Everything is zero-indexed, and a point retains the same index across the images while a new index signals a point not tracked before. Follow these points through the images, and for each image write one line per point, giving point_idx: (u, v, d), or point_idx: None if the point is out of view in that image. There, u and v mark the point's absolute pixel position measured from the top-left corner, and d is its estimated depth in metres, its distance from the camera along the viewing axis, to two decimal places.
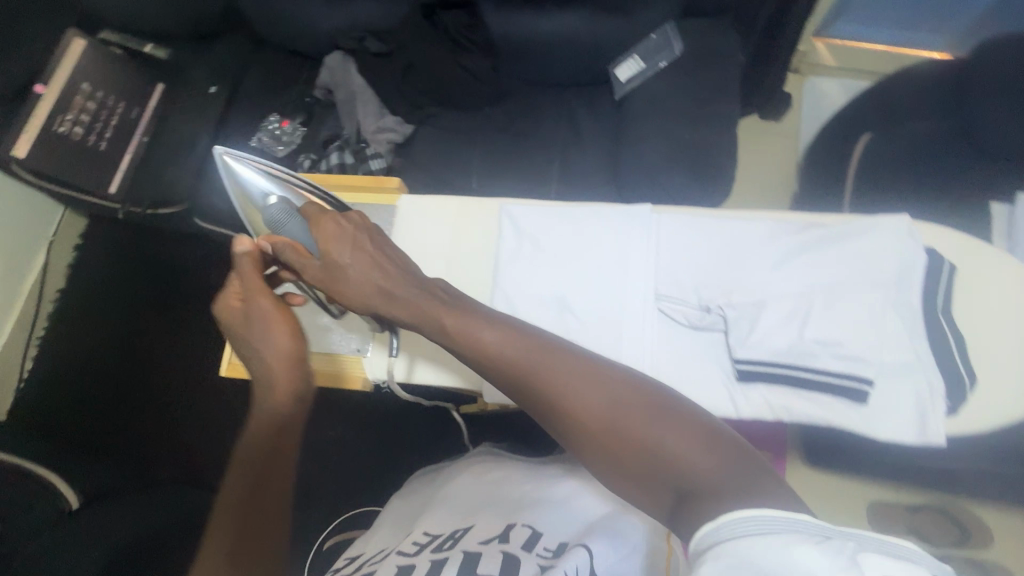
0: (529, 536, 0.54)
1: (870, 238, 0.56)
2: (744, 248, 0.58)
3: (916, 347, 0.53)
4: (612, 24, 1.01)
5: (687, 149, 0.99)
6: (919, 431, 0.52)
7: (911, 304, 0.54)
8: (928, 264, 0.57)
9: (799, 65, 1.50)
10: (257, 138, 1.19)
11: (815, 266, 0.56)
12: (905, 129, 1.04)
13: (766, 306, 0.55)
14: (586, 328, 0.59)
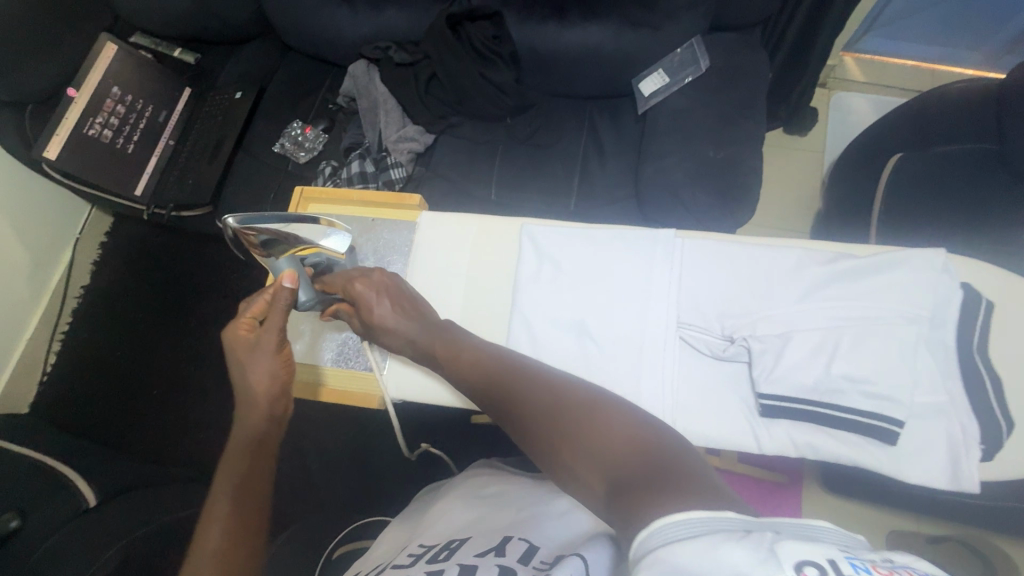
0: (526, 549, 0.54)
1: (904, 271, 0.54)
2: (771, 277, 0.57)
3: (948, 388, 0.52)
4: (638, 38, 1.00)
5: (711, 165, 0.98)
6: (951, 475, 0.51)
7: (944, 344, 0.53)
8: (964, 299, 0.55)
9: (827, 79, 1.47)
10: (279, 144, 1.23)
11: (844, 299, 0.54)
12: (937, 150, 1.01)
13: (792, 340, 0.53)
14: (606, 354, 0.58)
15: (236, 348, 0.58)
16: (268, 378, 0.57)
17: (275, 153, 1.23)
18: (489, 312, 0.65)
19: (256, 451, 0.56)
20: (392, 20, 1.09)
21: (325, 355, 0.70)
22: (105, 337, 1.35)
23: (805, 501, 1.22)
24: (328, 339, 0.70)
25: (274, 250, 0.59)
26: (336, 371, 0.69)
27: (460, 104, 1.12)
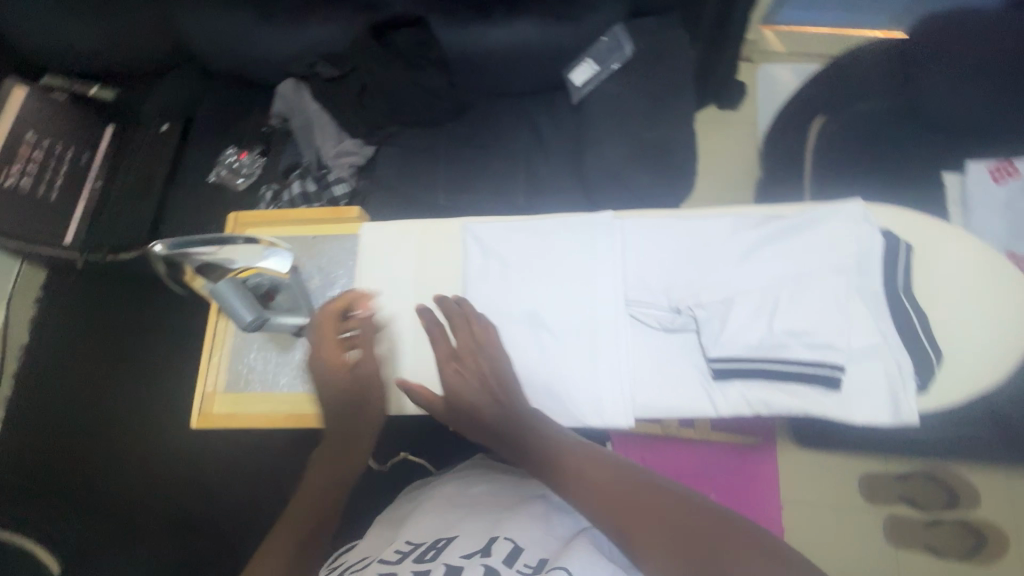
0: (511, 550, 0.53)
1: (824, 225, 0.58)
2: (708, 245, 0.59)
3: (881, 330, 0.55)
4: (561, 30, 1.01)
5: (647, 148, 1.02)
6: (893, 411, 0.53)
7: (872, 288, 0.56)
8: (887, 243, 0.58)
9: (751, 53, 1.53)
10: (216, 173, 1.19)
11: (777, 259, 0.57)
12: (854, 109, 1.07)
13: (733, 303, 0.56)
14: (559, 341, 0.60)
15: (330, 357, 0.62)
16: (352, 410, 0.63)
17: (214, 183, 1.20)
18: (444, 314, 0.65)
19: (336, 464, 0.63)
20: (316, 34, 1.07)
21: (280, 379, 0.67)
22: None
23: (780, 458, 1.27)
24: (280, 364, 0.67)
25: (209, 273, 0.63)
26: (290, 395, 0.66)
27: (396, 113, 1.11)
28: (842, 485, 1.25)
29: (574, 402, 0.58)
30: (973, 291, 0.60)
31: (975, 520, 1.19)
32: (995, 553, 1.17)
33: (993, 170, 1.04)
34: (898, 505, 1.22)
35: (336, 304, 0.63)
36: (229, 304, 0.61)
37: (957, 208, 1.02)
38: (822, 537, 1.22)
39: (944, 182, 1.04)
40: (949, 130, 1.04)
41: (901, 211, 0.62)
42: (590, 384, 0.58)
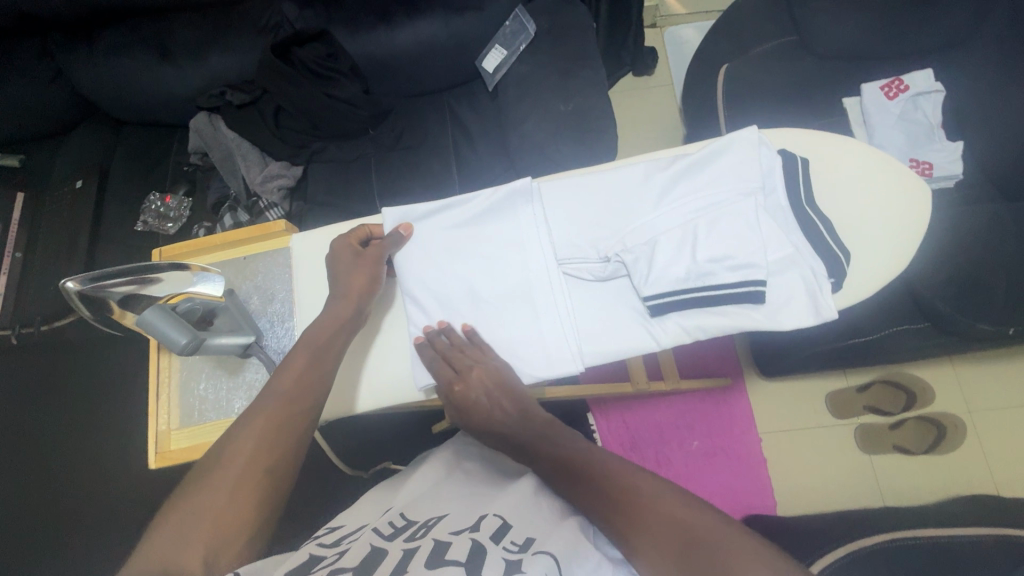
0: (499, 527, 0.52)
1: (727, 154, 0.62)
2: (625, 195, 0.65)
3: (792, 242, 0.61)
4: (464, 21, 1.03)
5: (567, 117, 1.03)
6: (814, 311, 0.59)
7: (779, 204, 0.62)
8: (785, 162, 0.63)
9: (656, 19, 1.59)
10: (144, 221, 1.16)
11: (688, 196, 0.63)
12: (754, 52, 1.13)
13: (657, 244, 0.62)
14: (502, 308, 0.65)
15: (336, 257, 0.66)
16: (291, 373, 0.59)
17: (145, 232, 1.17)
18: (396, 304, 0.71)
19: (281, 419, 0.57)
20: (221, 63, 1.05)
21: (234, 404, 0.72)
22: (14, 481, 1.21)
23: (750, 392, 1.34)
24: (232, 389, 0.72)
25: (134, 304, 0.65)
26: None
27: (316, 128, 1.11)
28: (812, 405, 1.31)
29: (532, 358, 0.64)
30: (874, 195, 0.65)
31: (934, 413, 1.27)
32: (956, 442, 1.25)
33: (883, 87, 1.08)
34: (864, 415, 1.29)
35: (359, 230, 0.68)
36: (164, 337, 0.61)
37: (859, 128, 1.10)
38: (803, 459, 1.28)
39: (846, 106, 1.11)
40: (842, 55, 1.11)
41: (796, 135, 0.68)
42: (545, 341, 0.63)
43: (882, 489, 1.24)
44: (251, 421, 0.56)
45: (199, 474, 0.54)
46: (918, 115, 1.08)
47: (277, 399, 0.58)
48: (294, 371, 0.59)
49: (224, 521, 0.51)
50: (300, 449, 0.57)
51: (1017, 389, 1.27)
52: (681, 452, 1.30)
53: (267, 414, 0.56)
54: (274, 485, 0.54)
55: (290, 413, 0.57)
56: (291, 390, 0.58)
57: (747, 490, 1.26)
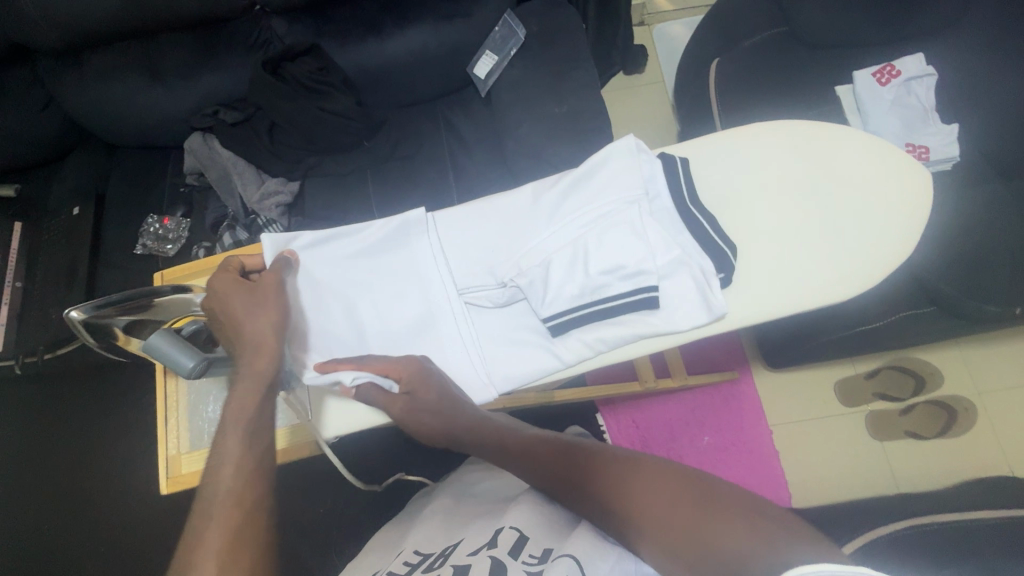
0: (517, 540, 0.57)
1: (604, 167, 0.62)
2: (513, 219, 0.65)
3: (680, 243, 0.59)
4: (454, 28, 1.04)
5: (560, 120, 1.03)
6: (709, 309, 0.57)
7: (665, 207, 0.61)
8: (666, 167, 0.62)
9: (643, 17, 1.59)
10: (143, 244, 1.15)
11: (570, 212, 0.63)
12: (745, 45, 1.13)
13: (547, 263, 0.62)
14: (419, 337, 0.67)
15: (221, 290, 0.60)
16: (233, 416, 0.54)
17: (144, 255, 1.16)
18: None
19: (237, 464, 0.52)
20: (215, 83, 1.06)
21: None
22: (24, 513, 1.21)
23: (758, 385, 1.33)
24: None
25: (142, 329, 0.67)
26: None
27: (309, 143, 1.10)
28: (821, 395, 1.31)
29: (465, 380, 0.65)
30: (849, 176, 0.62)
31: (944, 396, 1.27)
32: (968, 424, 1.25)
33: (875, 74, 1.08)
34: (874, 402, 1.29)
35: (232, 263, 0.64)
36: (171, 360, 0.60)
37: (854, 115, 1.10)
38: (815, 450, 1.27)
39: (838, 94, 1.12)
40: (833, 44, 1.11)
41: (734, 130, 0.64)
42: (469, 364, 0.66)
43: (896, 475, 1.23)
44: (219, 495, 0.49)
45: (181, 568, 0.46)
46: (912, 99, 1.08)
47: (235, 470, 0.51)
48: (236, 438, 0.53)
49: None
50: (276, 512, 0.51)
51: None
52: (692, 449, 1.29)
53: (231, 486, 0.50)
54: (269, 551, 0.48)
55: (256, 475, 0.51)
56: (243, 453, 0.52)
57: (760, 484, 1.25)
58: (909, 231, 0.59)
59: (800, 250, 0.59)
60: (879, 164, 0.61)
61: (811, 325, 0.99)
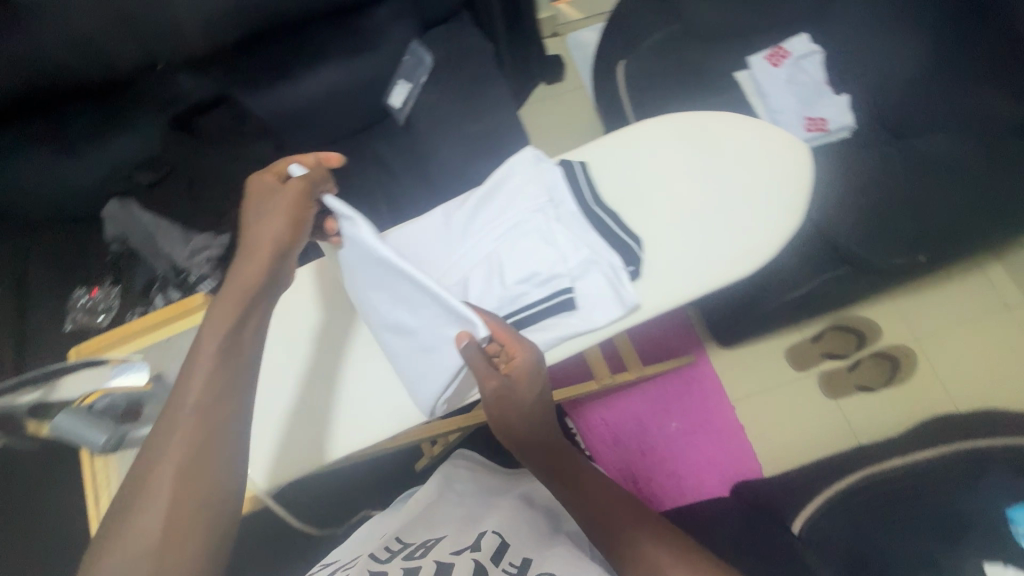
0: (497, 546, 0.59)
1: (509, 177, 0.65)
2: (431, 240, 0.67)
3: (587, 242, 0.62)
4: (363, 60, 1.10)
5: (478, 138, 1.07)
6: (620, 301, 0.60)
7: (568, 209, 0.64)
8: (564, 171, 0.66)
9: (555, 29, 1.65)
10: (72, 320, 1.11)
11: (484, 226, 0.65)
12: (645, 44, 1.19)
13: (468, 280, 0.64)
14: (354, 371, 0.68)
15: (254, 194, 0.63)
16: (207, 360, 0.52)
17: (75, 331, 1.11)
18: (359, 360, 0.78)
19: (203, 414, 0.50)
20: (128, 145, 1.05)
21: None
22: None
23: (715, 363, 1.37)
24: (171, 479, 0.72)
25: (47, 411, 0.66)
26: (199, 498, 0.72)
27: (232, 192, 1.07)
28: (773, 363, 1.36)
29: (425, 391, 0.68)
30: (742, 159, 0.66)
31: (885, 348, 1.33)
32: (911, 369, 1.31)
33: (769, 57, 1.17)
34: (825, 362, 1.34)
35: (281, 163, 0.66)
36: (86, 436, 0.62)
37: (755, 97, 1.17)
38: (776, 417, 1.32)
39: (738, 82, 1.18)
40: (725, 33, 1.17)
41: (629, 131, 0.69)
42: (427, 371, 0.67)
43: (854, 428, 1.28)
44: (166, 465, 0.47)
45: (123, 509, 0.46)
46: (803, 76, 1.17)
47: (191, 408, 0.50)
48: (206, 366, 0.52)
49: (167, 550, 0.45)
50: (227, 460, 0.50)
51: (956, 309, 1.35)
52: (661, 437, 1.32)
53: (187, 424, 0.49)
54: (212, 505, 0.48)
55: (209, 416, 0.50)
56: (210, 387, 0.51)
57: (730, 460, 1.29)
58: (800, 202, 0.63)
59: (697, 234, 0.63)
60: (769, 155, 0.66)
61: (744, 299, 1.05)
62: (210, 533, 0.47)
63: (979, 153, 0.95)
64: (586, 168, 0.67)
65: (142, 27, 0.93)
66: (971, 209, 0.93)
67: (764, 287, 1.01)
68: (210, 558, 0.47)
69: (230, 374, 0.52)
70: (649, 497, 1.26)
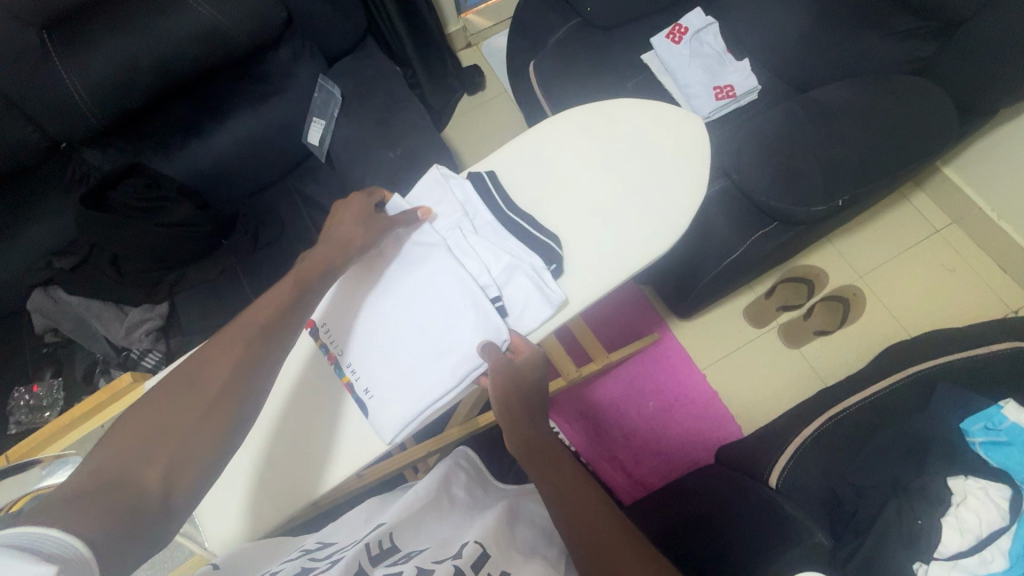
0: (478, 555, 0.54)
1: (429, 201, 0.71)
2: (368, 271, 0.69)
3: (509, 249, 0.66)
4: (273, 105, 1.11)
5: (399, 161, 1.05)
6: (547, 300, 0.64)
7: (486, 220, 0.69)
8: (473, 184, 0.70)
9: (468, 39, 1.65)
10: (16, 422, 1.04)
11: (417, 251, 0.68)
12: (551, 43, 1.20)
13: (410, 303, 0.66)
14: (305, 411, 0.67)
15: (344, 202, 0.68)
16: (269, 301, 0.57)
17: (21, 432, 1.05)
18: (312, 392, 0.67)
19: (259, 333, 0.54)
20: (40, 234, 1.00)
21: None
22: None
23: (679, 335, 1.40)
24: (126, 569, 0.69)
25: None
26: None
27: (164, 261, 1.05)
28: (733, 326, 1.39)
29: (397, 407, 0.62)
30: (646, 145, 0.72)
31: (831, 292, 1.38)
32: (860, 306, 1.36)
33: (669, 35, 1.20)
34: (781, 316, 1.38)
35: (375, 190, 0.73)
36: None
37: (664, 76, 1.21)
38: (745, 376, 1.35)
39: (646, 63, 1.22)
40: (625, 18, 1.20)
41: (541, 128, 0.74)
42: (409, 382, 0.63)
43: (818, 371, 1.32)
44: (215, 364, 0.50)
45: (164, 393, 0.47)
46: (706, 49, 1.21)
47: (255, 325, 0.54)
48: (278, 298, 0.58)
49: (189, 442, 0.45)
50: (266, 381, 0.52)
51: (890, 241, 1.41)
52: (641, 419, 1.33)
53: (244, 337, 0.53)
54: (241, 419, 0.49)
55: (267, 336, 0.54)
56: (274, 318, 0.56)
57: (709, 426, 1.31)
58: (699, 180, 0.69)
59: (613, 219, 0.68)
60: (659, 144, 0.72)
61: (686, 268, 1.10)
62: (227, 443, 0.47)
63: (870, 93, 0.99)
64: (496, 178, 0.71)
65: (32, 109, 0.92)
66: (875, 146, 0.95)
67: (699, 255, 1.06)
68: (216, 463, 0.46)
69: (289, 316, 0.57)
70: (637, 480, 1.29)
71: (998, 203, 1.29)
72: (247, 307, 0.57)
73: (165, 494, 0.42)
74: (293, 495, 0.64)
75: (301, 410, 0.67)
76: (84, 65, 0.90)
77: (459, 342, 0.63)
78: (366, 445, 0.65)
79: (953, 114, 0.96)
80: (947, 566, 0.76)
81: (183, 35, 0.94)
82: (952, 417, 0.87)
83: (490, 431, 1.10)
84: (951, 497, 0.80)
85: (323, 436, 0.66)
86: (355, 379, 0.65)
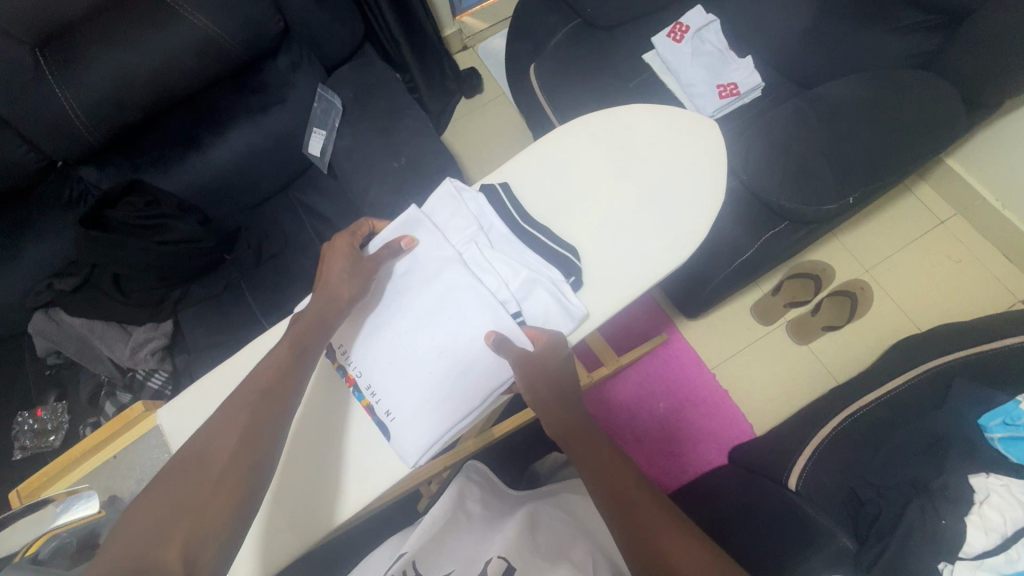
0: (503, 567, 0.55)
1: (441, 216, 0.70)
2: (382, 290, 0.67)
3: (525, 262, 0.65)
4: (273, 117, 1.10)
5: (401, 169, 1.04)
6: (568, 313, 0.63)
7: (501, 233, 0.68)
8: (486, 196, 0.69)
9: (464, 42, 1.63)
10: (19, 449, 1.02)
11: (432, 267, 0.66)
12: (551, 45, 1.18)
13: (428, 321, 0.65)
14: (326, 428, 0.65)
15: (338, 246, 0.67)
16: (273, 357, 0.57)
17: (25, 459, 1.02)
18: (328, 413, 0.66)
19: (266, 392, 0.54)
20: (40, 255, 0.98)
21: None
22: None
23: (688, 335, 1.39)
24: None
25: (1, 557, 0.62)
26: None
27: (165, 278, 1.02)
28: (742, 325, 1.38)
29: (420, 428, 0.61)
30: (660, 150, 0.71)
31: (840, 287, 1.37)
32: (869, 300, 1.34)
33: (670, 34, 1.19)
34: (789, 312, 1.37)
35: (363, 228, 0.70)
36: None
37: (666, 74, 1.20)
38: (755, 374, 1.34)
39: (647, 63, 1.21)
40: (625, 19, 1.19)
41: (551, 137, 0.73)
42: (431, 403, 0.62)
43: (829, 368, 1.32)
44: (219, 431, 0.50)
45: (178, 470, 0.48)
46: (707, 46, 1.20)
47: (257, 392, 0.54)
48: (278, 361, 0.57)
49: (203, 519, 0.44)
50: (277, 442, 0.52)
51: (895, 235, 1.41)
52: (652, 422, 1.33)
53: (254, 397, 0.53)
54: (256, 482, 0.48)
55: (269, 400, 0.53)
56: (276, 381, 0.55)
57: (722, 426, 1.30)
58: (716, 182, 0.69)
59: (631, 228, 0.67)
60: (673, 148, 0.71)
61: (696, 269, 1.09)
62: (243, 513, 0.46)
63: (878, 89, 0.98)
64: (508, 188, 0.70)
65: (26, 129, 0.90)
66: (884, 142, 0.94)
67: (709, 256, 1.05)
68: (234, 534, 0.45)
69: (293, 369, 0.57)
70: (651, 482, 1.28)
71: (1003, 193, 1.28)
72: (254, 369, 0.57)
73: (189, 574, 0.41)
74: (314, 521, 0.62)
75: (321, 431, 0.65)
76: (79, 83, 0.88)
77: (481, 359, 0.62)
78: (388, 466, 0.63)
79: (961, 107, 0.95)
80: (974, 565, 0.76)
81: (181, 48, 0.93)
82: (970, 412, 0.86)
83: (504, 441, 1.09)
84: (974, 495, 0.80)
85: (341, 458, 0.64)
86: (375, 400, 0.64)
